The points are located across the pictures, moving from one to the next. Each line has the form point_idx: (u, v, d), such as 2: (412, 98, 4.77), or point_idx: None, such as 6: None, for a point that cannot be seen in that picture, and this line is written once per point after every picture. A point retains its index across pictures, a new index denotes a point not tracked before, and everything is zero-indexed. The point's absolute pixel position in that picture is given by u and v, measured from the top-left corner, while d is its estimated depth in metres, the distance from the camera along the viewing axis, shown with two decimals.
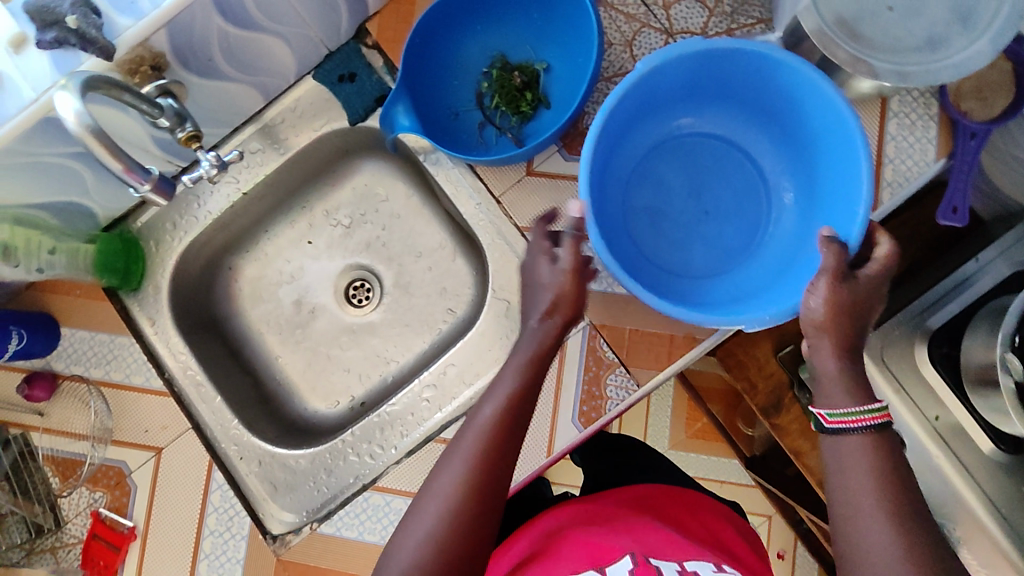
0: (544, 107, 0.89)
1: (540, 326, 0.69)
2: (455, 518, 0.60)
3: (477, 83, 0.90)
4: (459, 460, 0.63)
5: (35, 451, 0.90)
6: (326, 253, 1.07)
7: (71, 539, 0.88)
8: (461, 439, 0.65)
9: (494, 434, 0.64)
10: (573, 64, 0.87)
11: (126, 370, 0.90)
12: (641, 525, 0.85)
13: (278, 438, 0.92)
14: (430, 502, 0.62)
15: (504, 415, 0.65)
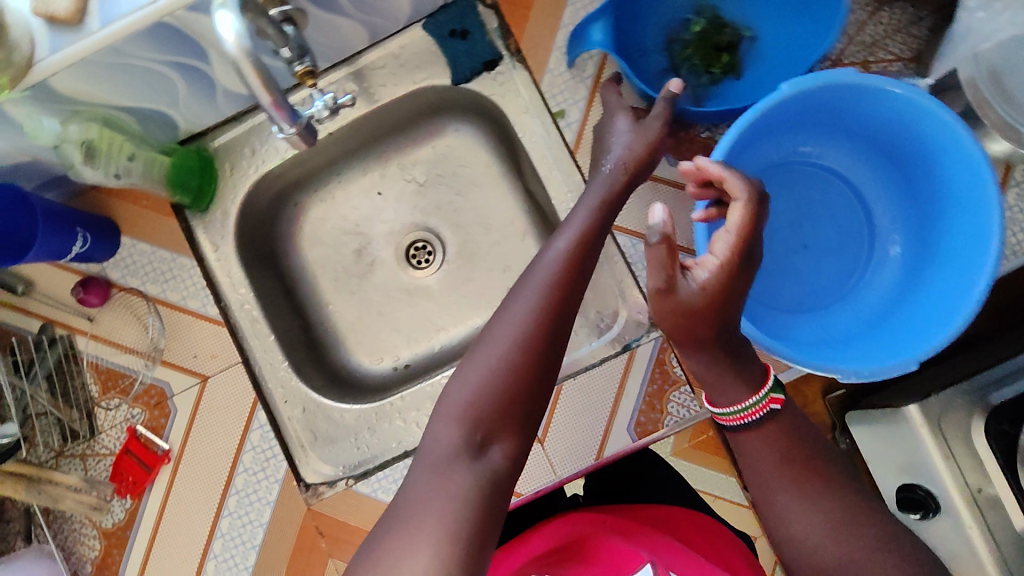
0: (733, 76, 0.82)
1: (610, 173, 0.72)
2: (514, 361, 0.56)
3: (674, 26, 0.83)
4: (517, 308, 0.59)
5: (78, 356, 0.88)
6: (395, 207, 1.04)
7: (103, 449, 0.87)
8: (516, 290, 0.60)
9: (544, 282, 0.60)
10: (787, 45, 0.81)
11: (183, 292, 0.88)
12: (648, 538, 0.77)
13: (324, 387, 0.91)
14: (484, 349, 0.57)
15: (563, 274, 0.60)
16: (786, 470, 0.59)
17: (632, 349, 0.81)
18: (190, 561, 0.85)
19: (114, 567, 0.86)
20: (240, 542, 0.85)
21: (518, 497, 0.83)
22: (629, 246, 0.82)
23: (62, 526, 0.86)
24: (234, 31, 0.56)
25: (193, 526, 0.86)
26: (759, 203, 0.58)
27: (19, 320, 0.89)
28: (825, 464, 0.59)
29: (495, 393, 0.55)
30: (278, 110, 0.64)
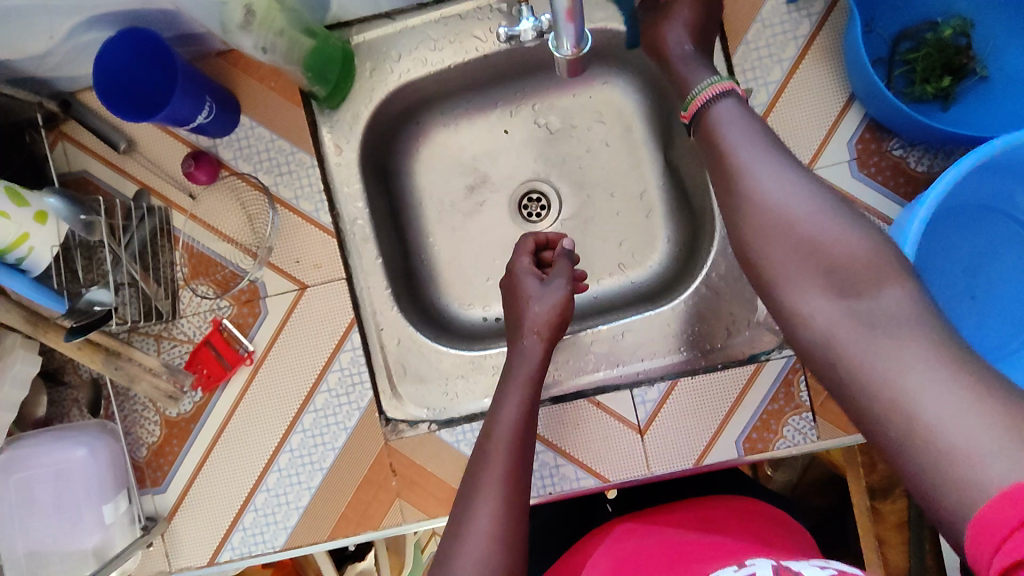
0: (941, 105, 0.74)
1: (528, 345, 0.75)
2: (517, 429, 0.67)
3: (911, 24, 0.75)
4: (512, 398, 0.69)
5: (173, 233, 0.81)
6: (519, 149, 0.96)
7: (181, 336, 0.81)
8: (503, 386, 0.72)
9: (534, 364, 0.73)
10: (1014, 102, 0.73)
11: (296, 191, 0.81)
12: (692, 547, 0.68)
13: (419, 324, 0.86)
14: (491, 443, 0.66)
15: (541, 357, 0.74)
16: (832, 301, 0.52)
17: (760, 360, 0.78)
18: (251, 468, 0.82)
19: (170, 458, 0.82)
20: (308, 461, 0.82)
21: (606, 482, 0.79)
22: None
23: (123, 405, 0.81)
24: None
25: (262, 435, 0.82)
26: (739, 103, 0.64)
27: (113, 179, 0.81)
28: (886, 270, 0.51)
29: (506, 476, 0.63)
30: (570, 23, 0.57)
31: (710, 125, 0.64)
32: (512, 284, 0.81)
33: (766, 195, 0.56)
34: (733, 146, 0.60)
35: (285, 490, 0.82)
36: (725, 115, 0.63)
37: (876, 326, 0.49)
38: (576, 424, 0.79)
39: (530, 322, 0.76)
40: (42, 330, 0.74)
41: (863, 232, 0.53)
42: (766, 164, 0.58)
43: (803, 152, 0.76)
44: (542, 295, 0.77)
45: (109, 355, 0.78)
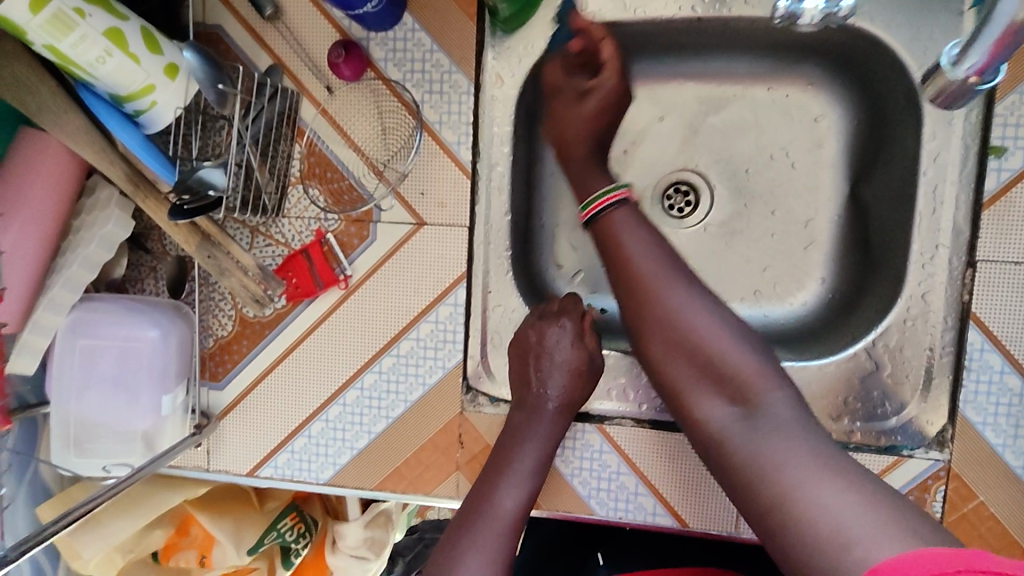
0: None
1: (552, 414, 0.70)
2: (515, 517, 0.65)
3: None
4: (517, 475, 0.67)
5: (298, 122, 0.73)
6: (683, 134, 0.84)
7: (278, 237, 0.74)
8: (514, 445, 0.68)
9: (550, 441, 0.69)
10: None
11: (442, 116, 0.71)
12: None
13: (528, 295, 0.78)
14: (485, 515, 0.64)
15: (561, 433, 0.71)
16: (694, 368, 0.61)
17: (901, 455, 0.68)
18: (315, 395, 0.77)
19: (236, 358, 0.77)
20: (376, 405, 0.76)
21: (683, 526, 0.71)
22: (975, 349, 0.65)
23: (202, 290, 0.75)
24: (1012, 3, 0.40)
25: (335, 364, 0.76)
26: (636, 213, 0.67)
27: (249, 47, 0.73)
28: (746, 353, 0.60)
29: (505, 545, 0.62)
30: (994, 49, 0.43)
31: (614, 230, 0.67)
32: (541, 330, 0.71)
33: (687, 315, 0.62)
34: (646, 274, 0.63)
35: (344, 426, 0.76)
36: (624, 225, 0.66)
37: (762, 427, 0.56)
38: (671, 457, 0.71)
39: (556, 390, 0.70)
40: (142, 195, 0.66)
41: (752, 355, 0.60)
42: (682, 293, 0.62)
43: None
44: (558, 365, 0.70)
45: (202, 240, 0.69)
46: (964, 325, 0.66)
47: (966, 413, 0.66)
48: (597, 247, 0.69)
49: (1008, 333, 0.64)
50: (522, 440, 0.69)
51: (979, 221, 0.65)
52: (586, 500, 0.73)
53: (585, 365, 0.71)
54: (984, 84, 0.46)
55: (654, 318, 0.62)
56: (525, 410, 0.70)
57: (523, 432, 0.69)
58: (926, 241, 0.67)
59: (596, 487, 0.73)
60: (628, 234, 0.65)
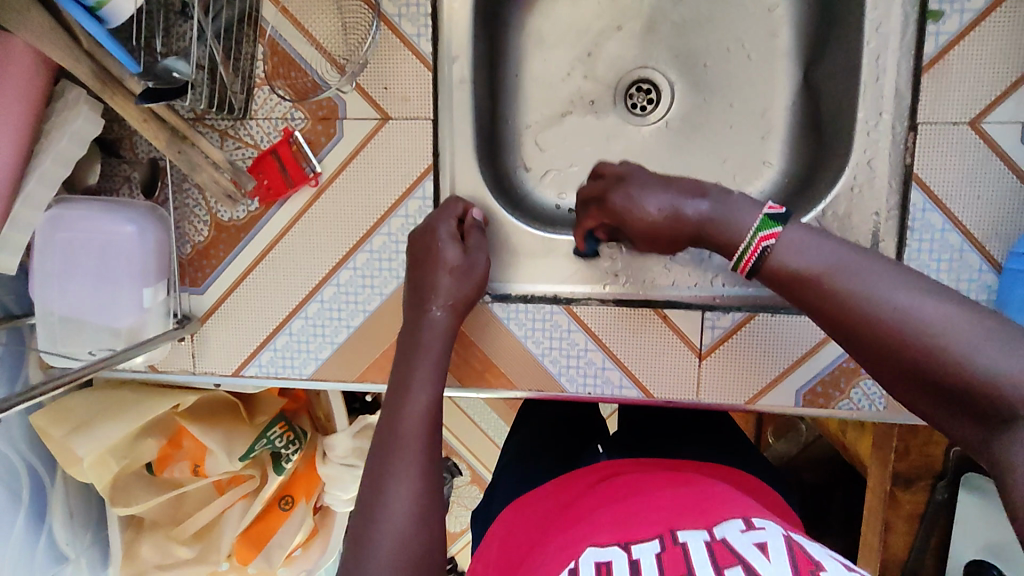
0: None
1: (437, 315, 0.66)
2: (427, 420, 0.58)
3: None
4: (419, 381, 0.60)
5: (259, 23, 0.74)
6: (641, 31, 0.86)
7: (247, 138, 0.76)
8: (408, 358, 0.63)
9: (440, 344, 0.64)
10: None
11: (400, 9, 0.73)
12: (644, 507, 0.54)
13: (494, 190, 0.81)
14: (401, 428, 0.57)
15: (454, 326, 0.66)
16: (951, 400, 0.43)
17: None
18: (293, 293, 0.79)
19: (214, 262, 0.79)
20: (353, 300, 0.78)
21: (649, 397, 0.76)
22: (917, 209, 0.69)
23: (176, 195, 0.78)
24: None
25: (310, 261, 0.78)
26: (808, 229, 0.50)
27: None
28: (990, 329, 0.42)
29: (422, 460, 0.55)
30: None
31: (791, 246, 0.49)
32: (421, 242, 0.71)
33: (901, 312, 0.44)
34: (829, 272, 0.47)
35: (323, 322, 0.79)
36: (798, 241, 0.49)
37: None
38: (635, 332, 0.75)
39: (443, 294, 0.67)
40: (109, 92, 0.68)
41: (987, 324, 0.43)
42: (892, 280, 0.45)
43: (973, 101, 0.67)
44: (444, 257, 0.69)
45: (171, 136, 0.72)
46: (907, 187, 0.69)
47: (909, 271, 0.69)
48: (789, 298, 0.51)
49: (946, 192, 0.68)
50: (411, 350, 0.63)
51: (919, 86, 0.68)
52: (557, 377, 0.77)
53: (472, 263, 0.70)
54: None
55: (881, 337, 0.45)
56: (410, 325, 0.67)
57: (410, 346, 0.64)
58: (870, 109, 0.69)
59: (565, 364, 0.77)
60: (794, 229, 0.50)
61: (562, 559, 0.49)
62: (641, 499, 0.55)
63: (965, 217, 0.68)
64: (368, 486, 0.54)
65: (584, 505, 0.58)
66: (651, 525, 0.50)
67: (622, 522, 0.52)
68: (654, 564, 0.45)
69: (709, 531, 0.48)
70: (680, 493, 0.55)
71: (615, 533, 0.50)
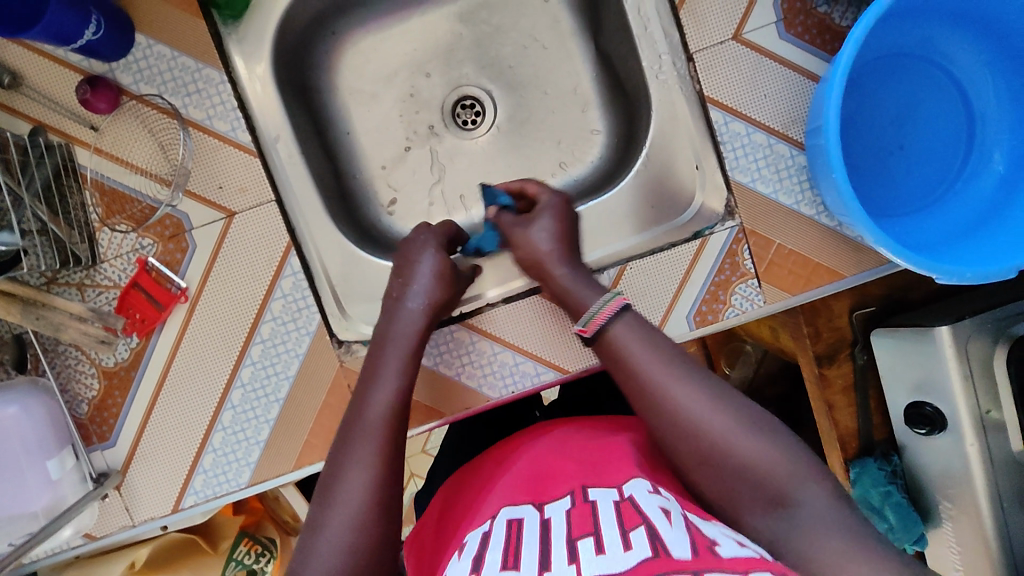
0: None
1: (410, 312, 0.70)
2: (389, 415, 0.63)
3: None
4: (386, 378, 0.65)
5: (78, 170, 0.76)
6: (443, 56, 0.92)
7: (105, 281, 0.76)
8: (380, 357, 0.67)
9: (406, 345, 0.68)
10: None
11: (208, 112, 0.76)
12: (557, 461, 0.60)
13: (362, 243, 0.84)
14: (366, 418, 0.62)
15: (422, 324, 0.70)
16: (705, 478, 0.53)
17: (704, 236, 0.78)
18: (203, 410, 0.79)
19: (115, 410, 0.78)
20: (262, 394, 0.79)
21: (565, 373, 0.79)
22: (721, 124, 0.76)
23: (54, 361, 0.77)
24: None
25: (208, 373, 0.78)
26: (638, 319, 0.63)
27: (3, 119, 0.75)
28: (750, 435, 0.53)
29: (379, 445, 0.60)
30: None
31: (619, 345, 0.61)
32: (405, 251, 0.75)
33: (688, 417, 0.55)
34: (647, 375, 0.58)
35: (242, 427, 0.79)
36: (625, 340, 0.61)
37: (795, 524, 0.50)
38: (531, 322, 0.79)
39: (421, 295, 0.71)
40: None
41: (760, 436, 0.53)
42: (682, 391, 0.56)
43: (729, 19, 0.75)
44: (423, 265, 0.72)
45: (23, 307, 0.71)
46: (706, 109, 0.77)
47: (736, 178, 0.76)
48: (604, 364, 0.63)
49: (738, 102, 0.76)
50: (385, 353, 0.67)
51: (681, 21, 0.76)
52: (478, 389, 0.79)
53: (451, 271, 0.74)
54: None
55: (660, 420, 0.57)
56: (386, 321, 0.70)
57: (386, 349, 0.68)
58: (650, 56, 0.78)
59: (481, 375, 0.79)
60: (623, 323, 0.62)
61: (481, 518, 0.55)
62: (557, 455, 0.61)
63: (762, 116, 0.76)
64: (333, 463, 0.60)
65: (510, 456, 0.65)
66: (565, 483, 0.55)
67: (536, 481, 0.58)
68: (564, 520, 0.50)
69: (618, 490, 0.52)
70: (595, 449, 0.60)
71: (533, 494, 0.56)
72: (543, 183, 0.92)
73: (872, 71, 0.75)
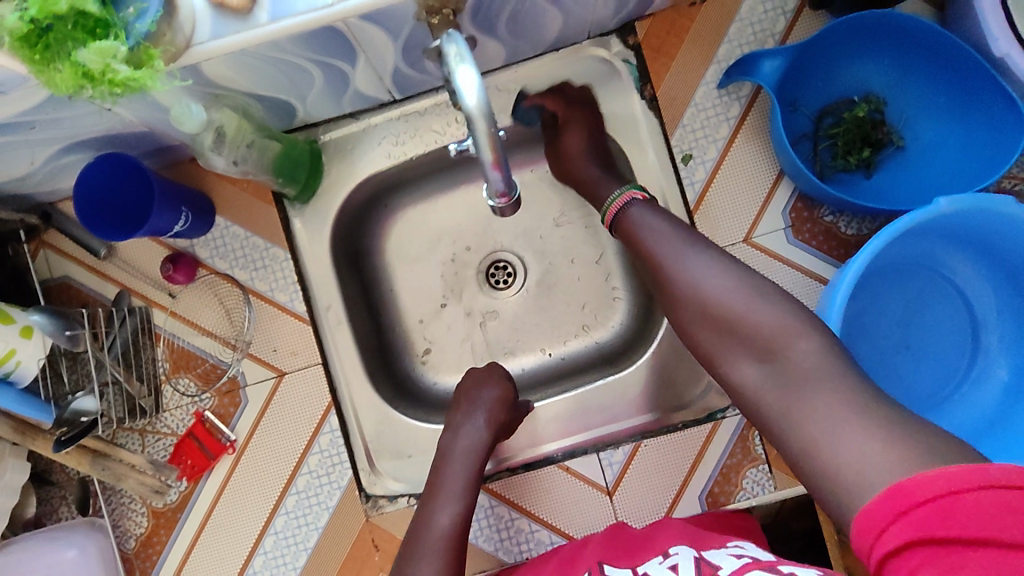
0: (864, 174, 0.81)
1: (478, 428, 0.79)
2: (451, 532, 0.70)
3: (833, 102, 0.82)
4: (448, 495, 0.73)
5: (153, 330, 0.86)
6: (481, 224, 1.01)
7: (164, 428, 0.85)
8: (442, 467, 0.77)
9: (464, 469, 0.76)
10: (924, 174, 0.80)
11: (272, 283, 0.86)
12: (587, 557, 0.65)
13: (396, 399, 0.92)
14: (424, 536, 0.70)
15: (485, 441, 0.79)
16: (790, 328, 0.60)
17: (716, 419, 0.83)
18: (238, 554, 0.84)
19: (158, 548, 0.85)
20: (293, 542, 0.84)
21: None
22: None
23: (110, 500, 0.84)
24: (475, 86, 0.46)
25: (246, 520, 0.85)
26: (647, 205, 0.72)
27: (96, 284, 0.86)
28: (762, 307, 0.62)
29: (442, 562, 0.67)
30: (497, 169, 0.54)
31: (629, 224, 0.72)
32: (473, 375, 0.85)
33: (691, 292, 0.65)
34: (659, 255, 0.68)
35: (271, 573, 0.84)
36: (640, 218, 0.71)
37: (793, 384, 0.58)
38: (547, 488, 0.84)
39: (484, 414, 0.80)
40: (30, 438, 0.77)
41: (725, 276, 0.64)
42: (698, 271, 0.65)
43: (740, 224, 0.82)
44: (488, 392, 0.81)
45: (95, 457, 0.81)
46: None
47: None
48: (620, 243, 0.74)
49: None
50: (449, 467, 0.76)
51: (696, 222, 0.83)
52: (495, 553, 0.84)
53: (512, 402, 0.82)
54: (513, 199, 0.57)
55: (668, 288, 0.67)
56: (451, 439, 0.79)
57: (446, 461, 0.77)
58: None
59: (499, 539, 0.84)
60: (637, 212, 0.72)
61: None
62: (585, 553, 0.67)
63: None
64: None
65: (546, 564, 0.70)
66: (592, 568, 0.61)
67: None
68: None
69: (633, 569, 0.58)
70: (623, 545, 0.66)
71: None
72: (566, 346, 0.98)
73: (880, 276, 0.80)
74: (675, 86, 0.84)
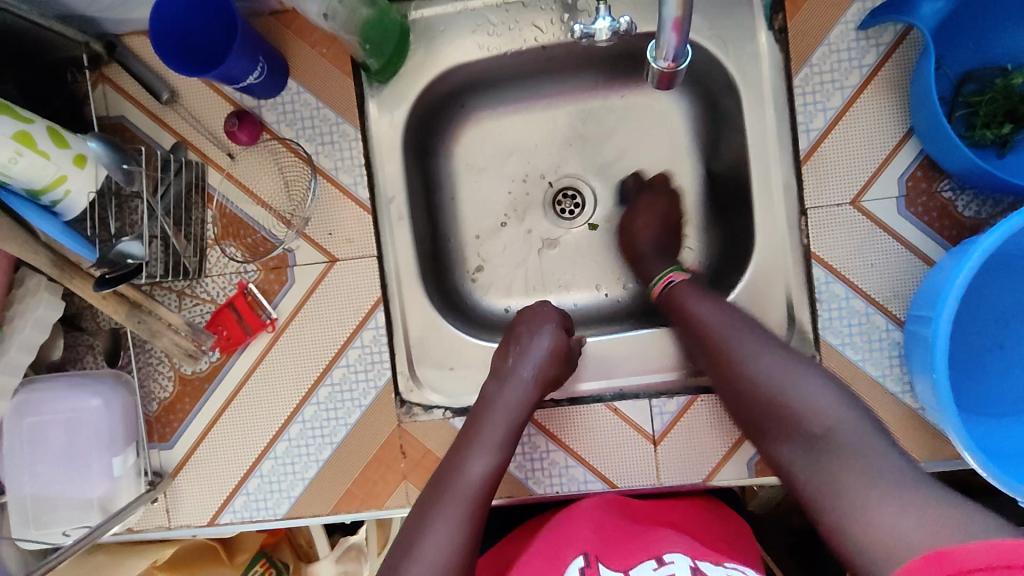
0: (996, 151, 0.74)
1: (525, 384, 0.74)
2: (483, 484, 0.68)
3: (981, 66, 0.74)
4: (484, 444, 0.70)
5: (206, 189, 0.81)
6: (558, 144, 0.94)
7: (204, 294, 0.81)
8: (482, 416, 0.73)
9: (512, 415, 0.72)
10: None
11: (337, 162, 0.80)
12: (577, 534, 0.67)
13: (444, 309, 0.87)
14: (455, 485, 0.67)
15: (532, 397, 0.74)
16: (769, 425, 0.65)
17: None
18: (261, 436, 0.81)
19: (181, 415, 0.82)
20: (319, 434, 0.81)
21: (613, 487, 0.80)
22: (821, 282, 0.76)
23: (139, 357, 0.81)
24: None
25: (275, 403, 0.81)
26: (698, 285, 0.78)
27: (152, 130, 0.80)
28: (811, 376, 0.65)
29: (464, 515, 0.64)
30: (674, 34, 0.53)
31: (680, 298, 0.78)
32: (528, 316, 0.81)
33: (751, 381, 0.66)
34: (714, 330, 0.72)
35: (293, 460, 0.81)
36: (686, 295, 0.77)
37: (817, 449, 0.60)
38: (589, 426, 0.80)
39: (534, 367, 0.75)
40: (68, 276, 0.73)
41: (828, 388, 0.64)
42: (750, 346, 0.69)
43: (850, 184, 0.76)
44: (541, 339, 0.76)
45: (132, 308, 0.77)
46: (809, 264, 0.77)
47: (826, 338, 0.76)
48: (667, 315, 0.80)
49: (844, 265, 0.76)
50: (489, 415, 0.72)
51: (803, 173, 0.77)
52: (524, 482, 0.81)
53: (566, 352, 0.78)
54: (681, 66, 0.57)
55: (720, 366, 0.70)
56: (497, 389, 0.74)
57: (487, 410, 0.73)
58: (763, 200, 0.79)
59: (530, 468, 0.81)
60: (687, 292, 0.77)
61: None
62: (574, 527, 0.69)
63: (864, 285, 0.76)
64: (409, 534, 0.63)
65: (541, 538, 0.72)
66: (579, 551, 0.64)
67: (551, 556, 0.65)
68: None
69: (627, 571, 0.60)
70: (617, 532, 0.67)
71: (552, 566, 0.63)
72: (626, 288, 0.92)
73: (989, 265, 0.73)
74: (812, 19, 0.75)
